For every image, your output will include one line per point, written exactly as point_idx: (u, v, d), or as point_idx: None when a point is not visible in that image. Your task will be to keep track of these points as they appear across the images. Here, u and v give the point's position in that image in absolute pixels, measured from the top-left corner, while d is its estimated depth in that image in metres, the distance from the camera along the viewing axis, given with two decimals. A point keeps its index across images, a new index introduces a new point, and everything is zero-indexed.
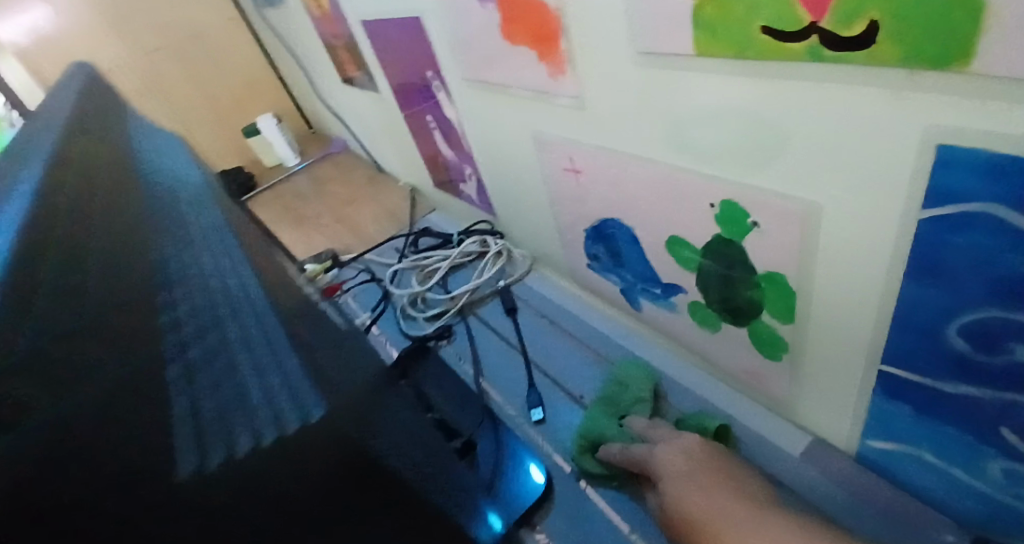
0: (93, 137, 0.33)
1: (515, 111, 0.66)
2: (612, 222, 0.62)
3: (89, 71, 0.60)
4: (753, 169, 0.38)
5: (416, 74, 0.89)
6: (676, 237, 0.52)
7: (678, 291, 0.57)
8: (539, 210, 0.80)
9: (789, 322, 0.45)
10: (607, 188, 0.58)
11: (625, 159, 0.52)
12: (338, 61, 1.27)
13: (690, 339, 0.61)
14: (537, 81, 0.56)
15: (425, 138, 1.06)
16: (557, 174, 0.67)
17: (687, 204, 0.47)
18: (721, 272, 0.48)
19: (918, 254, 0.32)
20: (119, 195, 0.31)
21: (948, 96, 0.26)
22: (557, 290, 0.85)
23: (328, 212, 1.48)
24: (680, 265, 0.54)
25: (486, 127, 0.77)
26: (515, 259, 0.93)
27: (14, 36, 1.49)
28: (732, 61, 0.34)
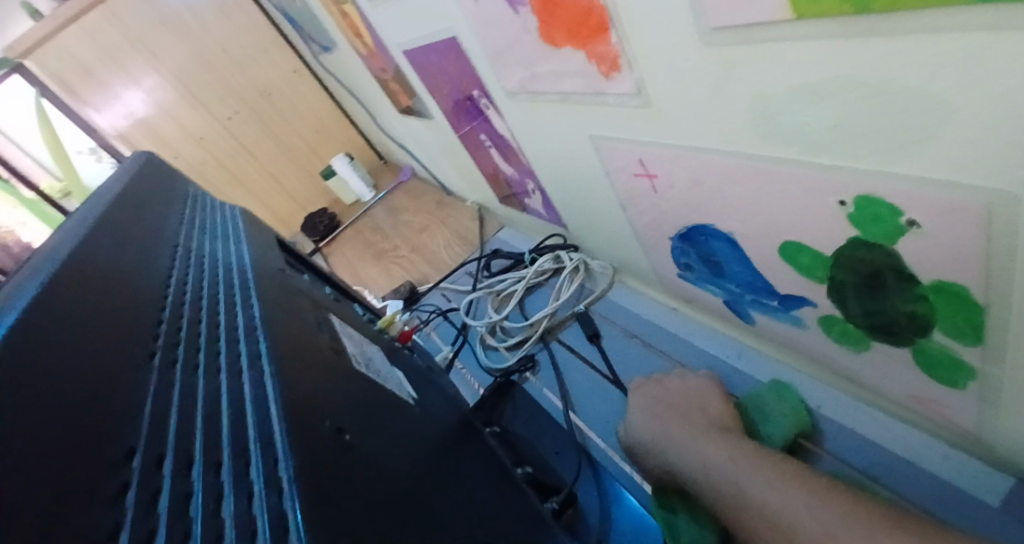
0: (97, 262, 0.31)
1: (570, 118, 0.59)
2: (704, 229, 0.52)
3: (143, 160, 0.61)
4: (900, 154, 0.28)
5: (463, 94, 0.84)
6: (791, 242, 0.42)
7: (804, 304, 0.46)
8: (614, 219, 0.71)
9: (976, 342, 0.33)
10: (690, 191, 0.49)
11: (709, 159, 0.43)
12: (390, 93, 1.26)
13: (822, 357, 0.50)
14: (589, 82, 0.49)
15: (484, 157, 1.01)
16: (629, 180, 0.59)
17: (797, 202, 0.38)
18: (861, 282, 0.38)
19: None
20: (127, 318, 0.28)
21: None
22: (647, 303, 0.76)
23: (403, 243, 1.48)
24: (802, 274, 0.43)
25: (542, 139, 0.70)
26: (596, 272, 0.85)
27: (118, 124, 1.63)
28: (848, 17, 0.25)
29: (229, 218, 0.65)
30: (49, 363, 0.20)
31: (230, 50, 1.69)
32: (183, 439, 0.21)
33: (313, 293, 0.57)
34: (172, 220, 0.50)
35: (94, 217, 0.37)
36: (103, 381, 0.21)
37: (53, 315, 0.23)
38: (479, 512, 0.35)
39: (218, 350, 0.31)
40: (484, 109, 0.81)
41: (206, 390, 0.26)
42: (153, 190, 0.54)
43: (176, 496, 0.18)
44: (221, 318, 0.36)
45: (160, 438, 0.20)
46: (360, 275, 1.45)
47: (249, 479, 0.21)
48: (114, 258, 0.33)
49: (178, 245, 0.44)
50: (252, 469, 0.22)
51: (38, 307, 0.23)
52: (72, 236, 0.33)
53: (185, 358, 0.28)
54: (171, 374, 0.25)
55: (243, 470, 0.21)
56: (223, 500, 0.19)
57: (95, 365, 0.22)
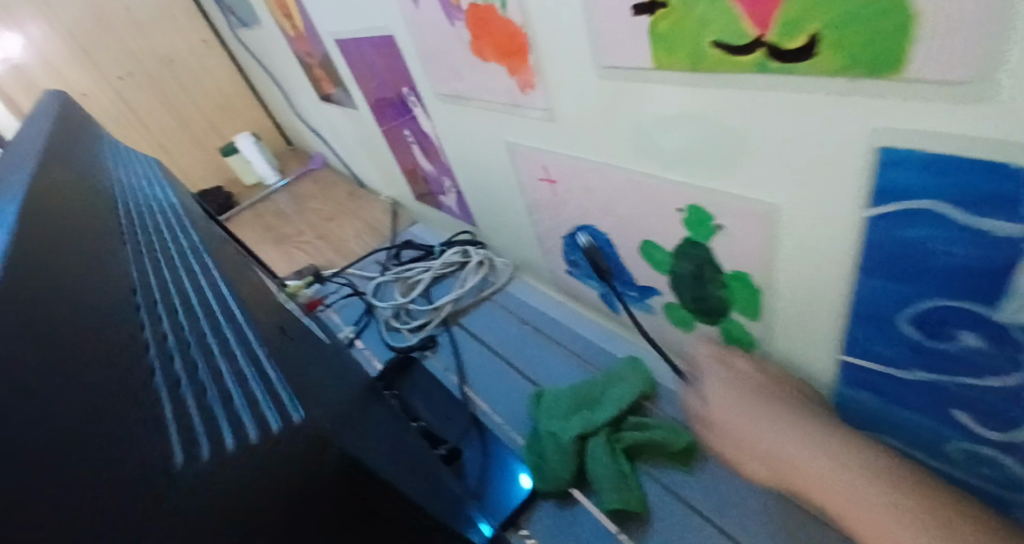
0: (55, 182, 0.34)
1: (488, 123, 0.68)
2: (587, 229, 0.63)
3: (63, 101, 0.61)
4: (716, 174, 0.40)
5: (391, 89, 0.90)
6: (647, 241, 0.54)
7: (654, 294, 0.59)
8: (517, 218, 0.81)
9: (759, 318, 0.47)
10: (581, 196, 0.60)
11: (595, 169, 0.54)
12: (314, 79, 1.28)
13: (666, 338, 0.63)
14: (508, 95, 0.58)
15: (404, 152, 1.07)
16: (532, 183, 0.69)
17: (655, 209, 0.49)
18: (692, 273, 0.50)
19: (869, 250, 0.34)
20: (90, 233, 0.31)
21: (889, 99, 0.27)
22: (540, 296, 0.86)
23: (310, 228, 1.48)
24: (655, 269, 0.55)
25: (461, 140, 0.79)
26: (497, 267, 0.94)
27: None
28: (687, 73, 0.36)
29: (153, 170, 0.66)
30: (46, 256, 0.25)
31: (136, 7, 1.59)
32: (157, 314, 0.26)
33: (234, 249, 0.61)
34: (104, 161, 0.51)
35: (37, 146, 0.39)
36: (77, 273, 0.26)
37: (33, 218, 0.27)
38: (384, 431, 0.42)
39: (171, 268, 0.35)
40: (409, 105, 0.88)
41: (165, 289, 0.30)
42: (80, 129, 0.55)
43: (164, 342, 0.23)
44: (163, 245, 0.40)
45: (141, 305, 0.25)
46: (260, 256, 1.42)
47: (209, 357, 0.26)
48: (67, 184, 0.36)
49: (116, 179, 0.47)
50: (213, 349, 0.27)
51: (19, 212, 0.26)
52: (27, 155, 0.36)
53: (138, 276, 0.32)
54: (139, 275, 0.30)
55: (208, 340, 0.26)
56: (204, 355, 0.24)
57: (69, 262, 0.26)
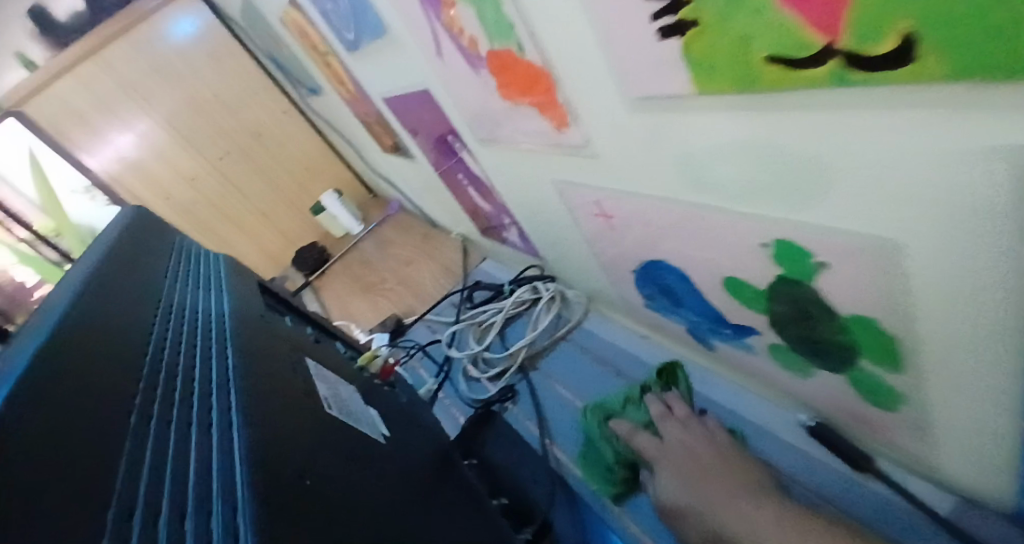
0: (79, 338, 0.33)
1: (532, 161, 0.62)
2: (656, 263, 0.55)
3: (133, 219, 0.64)
4: (804, 206, 0.32)
5: (437, 136, 0.89)
6: (732, 277, 0.45)
7: (752, 333, 0.49)
8: (581, 252, 0.75)
9: (893, 368, 0.37)
10: (642, 232, 0.52)
11: (651, 203, 0.46)
12: (374, 134, 1.30)
13: (774, 379, 0.53)
14: (544, 134, 0.53)
15: (463, 194, 1.05)
16: (588, 218, 0.62)
17: (730, 243, 0.41)
18: (794, 313, 0.41)
19: None
20: (113, 399, 0.30)
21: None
22: (619, 331, 0.79)
23: (391, 276, 1.51)
24: (746, 305, 0.46)
25: (512, 181, 0.74)
26: (571, 302, 0.88)
27: (105, 163, 1.68)
28: (736, 97, 0.28)
29: (218, 269, 0.68)
30: (33, 451, 0.21)
31: (220, 96, 1.74)
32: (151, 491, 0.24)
33: (297, 335, 0.60)
34: (157, 277, 0.53)
35: (78, 291, 0.39)
36: (79, 459, 0.23)
37: (35, 398, 0.25)
38: None
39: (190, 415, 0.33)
40: (456, 151, 0.85)
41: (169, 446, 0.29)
42: (141, 249, 0.57)
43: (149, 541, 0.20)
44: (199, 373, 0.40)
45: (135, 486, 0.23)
46: (348, 308, 1.47)
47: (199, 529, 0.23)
48: (98, 334, 0.36)
49: (160, 303, 0.48)
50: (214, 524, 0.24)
51: (22, 401, 0.24)
52: (55, 314, 0.36)
53: (147, 421, 0.30)
54: (149, 438, 0.29)
55: (204, 520, 0.24)
56: None
57: (69, 445, 0.23)
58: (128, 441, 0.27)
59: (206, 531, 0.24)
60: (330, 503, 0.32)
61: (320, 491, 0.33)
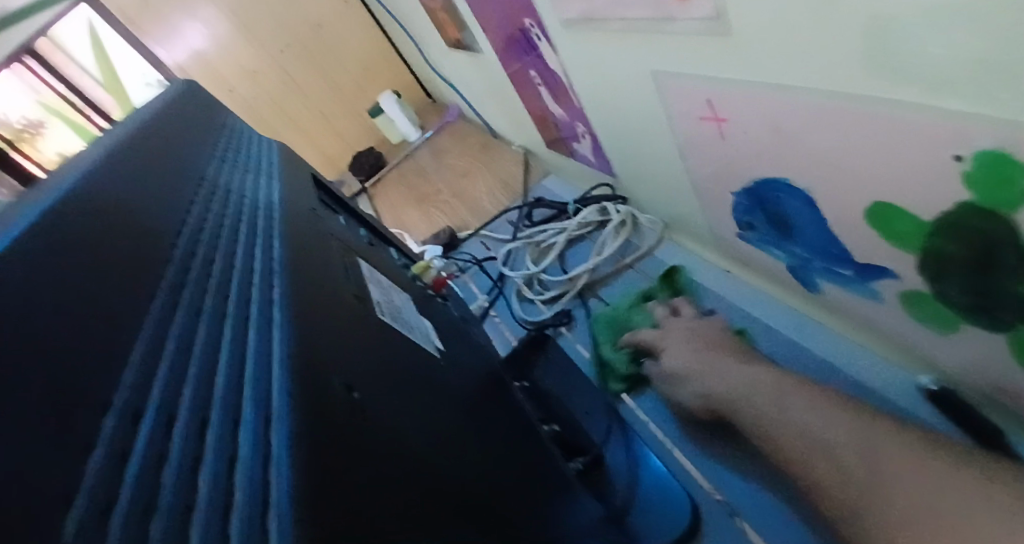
0: (100, 200, 0.28)
1: (630, 48, 0.52)
2: (771, 183, 0.46)
3: (183, 94, 0.59)
4: None
5: (512, 23, 0.78)
6: (884, 203, 0.35)
7: (886, 275, 0.40)
8: (669, 168, 0.65)
9: None
10: (763, 141, 0.43)
11: (791, 100, 0.36)
12: (440, 25, 1.19)
13: (892, 332, 0.44)
14: (657, 8, 0.42)
15: (533, 97, 0.95)
16: (690, 124, 0.52)
17: (898, 155, 0.31)
18: (968, 256, 0.31)
19: None
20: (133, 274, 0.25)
21: None
22: (698, 264, 0.70)
23: (446, 187, 1.44)
24: (893, 241, 0.36)
25: (597, 77, 0.64)
26: (643, 227, 0.79)
27: (178, 57, 1.66)
28: None
29: (270, 156, 0.63)
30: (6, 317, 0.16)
31: None
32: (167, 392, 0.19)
33: (348, 233, 0.55)
34: (201, 155, 0.48)
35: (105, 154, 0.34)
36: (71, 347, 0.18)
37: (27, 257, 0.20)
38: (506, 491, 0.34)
39: (225, 306, 0.29)
40: (533, 41, 0.75)
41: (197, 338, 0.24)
42: (187, 125, 0.52)
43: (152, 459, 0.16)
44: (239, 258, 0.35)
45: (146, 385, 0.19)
46: (401, 217, 1.43)
47: (220, 445, 0.19)
48: (126, 202, 0.31)
49: (201, 181, 0.43)
50: (244, 441, 0.20)
51: (7, 260, 0.19)
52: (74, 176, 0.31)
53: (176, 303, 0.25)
54: (176, 328, 0.24)
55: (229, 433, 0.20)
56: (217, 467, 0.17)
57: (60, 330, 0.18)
58: (146, 329, 0.22)
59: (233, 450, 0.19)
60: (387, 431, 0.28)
61: (377, 418, 0.28)
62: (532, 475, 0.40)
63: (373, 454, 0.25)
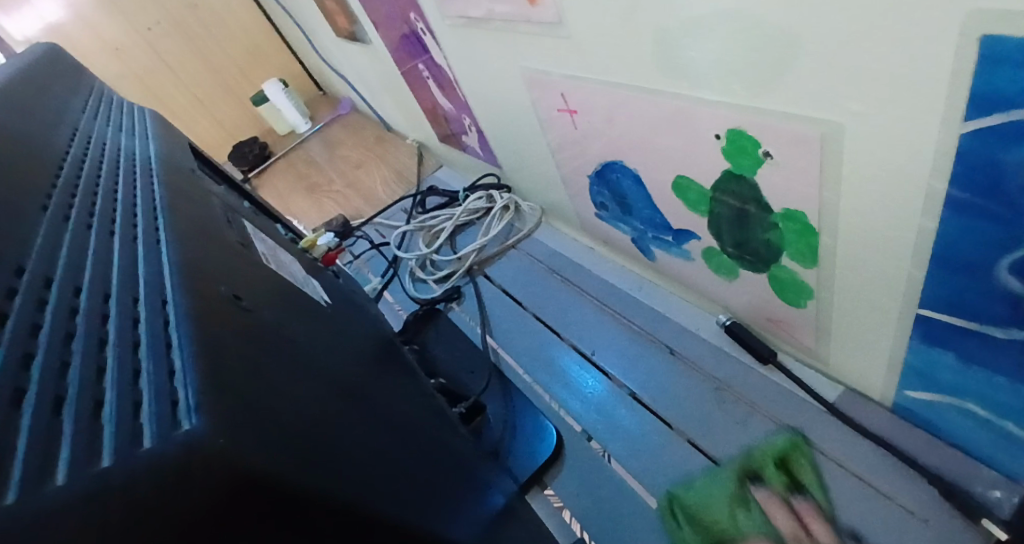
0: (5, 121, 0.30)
1: (501, 46, 0.60)
2: (612, 165, 0.55)
3: (48, 50, 0.56)
4: (764, 90, 0.33)
5: (400, 17, 0.83)
6: (682, 176, 0.46)
7: (691, 238, 0.51)
8: (539, 156, 0.74)
9: (812, 264, 0.40)
10: (604, 129, 0.52)
11: (617, 93, 0.46)
12: (329, 16, 1.20)
13: (702, 285, 0.56)
14: (517, 12, 0.50)
15: (423, 90, 1.00)
16: (551, 114, 0.61)
17: (687, 137, 0.42)
18: (732, 215, 0.43)
19: (972, 189, 0.26)
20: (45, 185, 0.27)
21: None
22: (567, 241, 0.80)
23: (338, 177, 1.45)
24: (690, 208, 0.48)
25: (477, 73, 0.71)
26: (523, 211, 0.88)
27: (29, 31, 1.54)
28: None
29: (149, 123, 0.62)
30: None
31: None
32: None
33: (235, 204, 0.57)
34: (77, 111, 0.48)
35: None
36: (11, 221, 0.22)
37: None
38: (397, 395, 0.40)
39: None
40: (419, 35, 0.80)
41: None
42: (57, 79, 0.50)
43: None
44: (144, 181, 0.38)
45: None
46: (289, 206, 1.41)
47: None
48: (23, 124, 0.33)
49: (87, 128, 0.44)
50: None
51: None
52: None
53: (102, 208, 0.28)
54: (103, 216, 0.27)
55: None
56: None
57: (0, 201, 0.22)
58: (71, 210, 0.26)
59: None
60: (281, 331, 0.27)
61: (268, 320, 0.27)
62: (416, 398, 0.46)
63: (268, 342, 0.24)
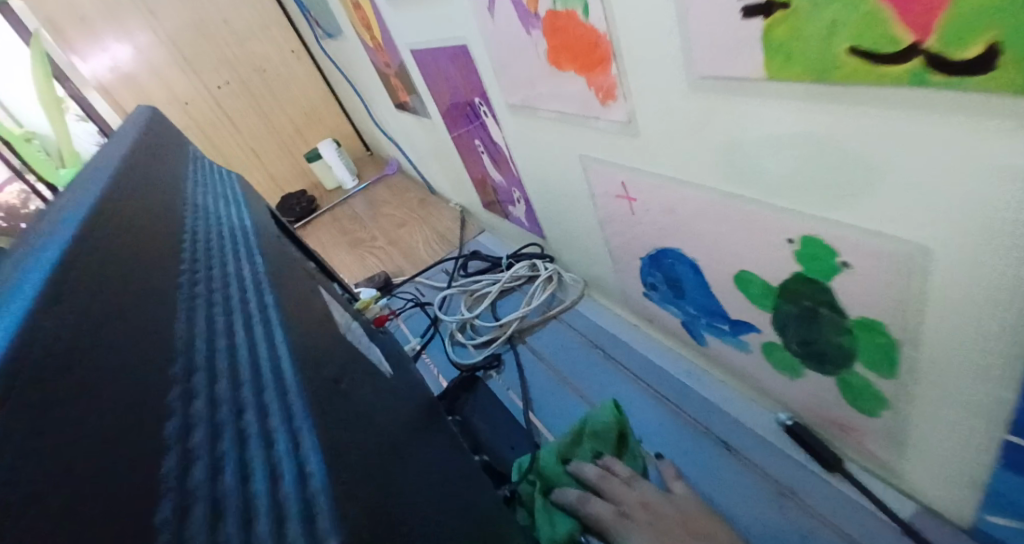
0: (128, 199, 0.34)
1: (563, 133, 0.63)
2: (668, 252, 0.57)
3: (150, 115, 0.62)
4: (846, 202, 0.34)
5: (462, 96, 0.89)
6: (745, 271, 0.47)
7: (750, 330, 0.52)
8: (588, 235, 0.76)
9: (887, 372, 0.40)
10: (662, 218, 0.53)
11: (681, 189, 0.48)
12: (390, 87, 1.29)
13: (760, 378, 0.56)
14: (588, 106, 0.53)
15: (475, 162, 1.05)
16: (607, 199, 0.63)
17: (754, 237, 0.43)
18: (798, 313, 0.44)
19: None
20: (166, 266, 0.29)
21: None
22: (610, 317, 0.81)
23: (381, 233, 1.49)
24: (751, 302, 0.49)
25: (534, 152, 0.75)
26: (566, 284, 0.90)
27: (100, 74, 1.60)
28: (807, 86, 0.31)
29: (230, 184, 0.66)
30: (100, 299, 0.22)
31: (232, 22, 1.69)
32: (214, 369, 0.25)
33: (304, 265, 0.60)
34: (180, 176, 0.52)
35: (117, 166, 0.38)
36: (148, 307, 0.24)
37: (95, 246, 0.25)
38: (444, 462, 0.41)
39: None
40: (481, 115, 0.85)
41: None
42: (162, 142, 0.55)
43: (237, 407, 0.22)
44: (234, 249, 0.41)
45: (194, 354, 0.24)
46: (332, 260, 1.45)
47: None
48: (141, 198, 0.36)
49: (189, 196, 0.47)
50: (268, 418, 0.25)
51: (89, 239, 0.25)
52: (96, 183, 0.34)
53: (211, 290, 0.30)
54: (206, 301, 0.29)
55: None
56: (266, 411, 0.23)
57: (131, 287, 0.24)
58: (182, 295, 0.28)
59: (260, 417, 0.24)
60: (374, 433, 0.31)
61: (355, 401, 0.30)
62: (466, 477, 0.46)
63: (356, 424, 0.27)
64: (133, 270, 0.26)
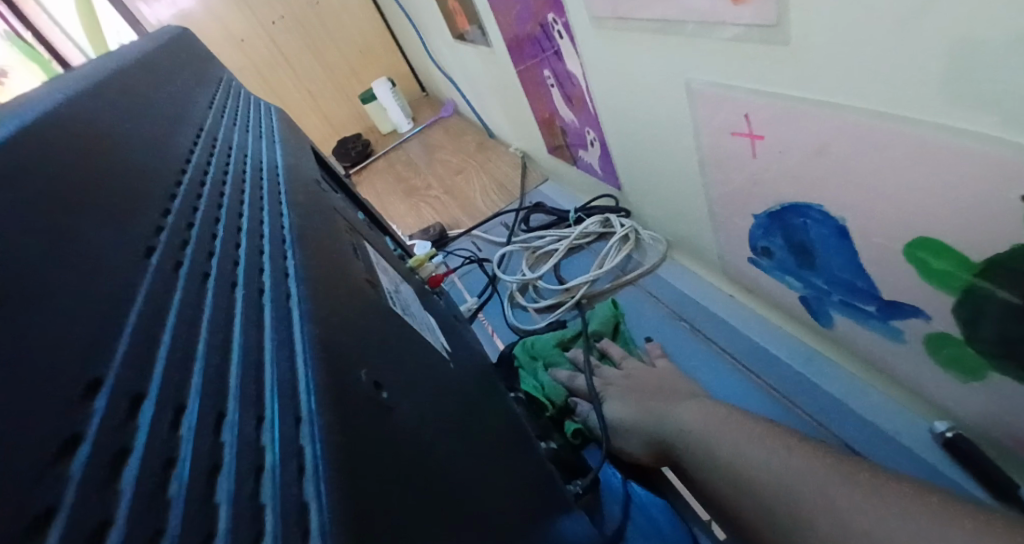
0: (100, 121, 0.25)
1: (667, 52, 0.50)
2: (801, 208, 0.44)
3: (180, 35, 0.54)
4: None
5: (533, 17, 0.75)
6: (927, 240, 0.34)
7: (908, 316, 0.39)
8: (682, 184, 0.63)
9: None
10: (803, 164, 0.41)
11: (845, 121, 0.35)
12: (450, 15, 1.15)
13: (909, 374, 0.43)
14: (711, 11, 0.40)
15: (543, 99, 0.92)
16: (718, 139, 0.50)
17: (958, 190, 0.30)
18: (1008, 304, 0.31)
19: None
20: (125, 222, 0.21)
21: None
22: (700, 284, 0.69)
23: (437, 181, 1.40)
24: (924, 281, 0.36)
25: (621, 83, 0.62)
26: (645, 242, 0.78)
27: (161, 15, 1.57)
28: None
29: (270, 122, 0.58)
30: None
31: None
32: (182, 381, 0.16)
33: (348, 213, 0.51)
34: (202, 103, 0.44)
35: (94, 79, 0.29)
36: (71, 279, 0.15)
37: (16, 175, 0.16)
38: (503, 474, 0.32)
39: (230, 274, 0.24)
40: (555, 38, 0.72)
41: (210, 299, 0.21)
42: (184, 66, 0.47)
43: (194, 469, 0.13)
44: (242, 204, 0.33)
45: (146, 360, 0.15)
46: (387, 209, 1.38)
47: (262, 441, 0.16)
48: (122, 123, 0.27)
49: (205, 130, 0.39)
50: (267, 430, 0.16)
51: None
52: (50, 95, 0.25)
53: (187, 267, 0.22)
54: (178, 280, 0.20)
55: None
56: (247, 463, 0.14)
57: (64, 241, 0.16)
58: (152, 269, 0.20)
59: (253, 443, 0.15)
60: (427, 471, 0.22)
61: (392, 415, 0.23)
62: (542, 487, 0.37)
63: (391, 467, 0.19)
64: (85, 217, 0.18)
